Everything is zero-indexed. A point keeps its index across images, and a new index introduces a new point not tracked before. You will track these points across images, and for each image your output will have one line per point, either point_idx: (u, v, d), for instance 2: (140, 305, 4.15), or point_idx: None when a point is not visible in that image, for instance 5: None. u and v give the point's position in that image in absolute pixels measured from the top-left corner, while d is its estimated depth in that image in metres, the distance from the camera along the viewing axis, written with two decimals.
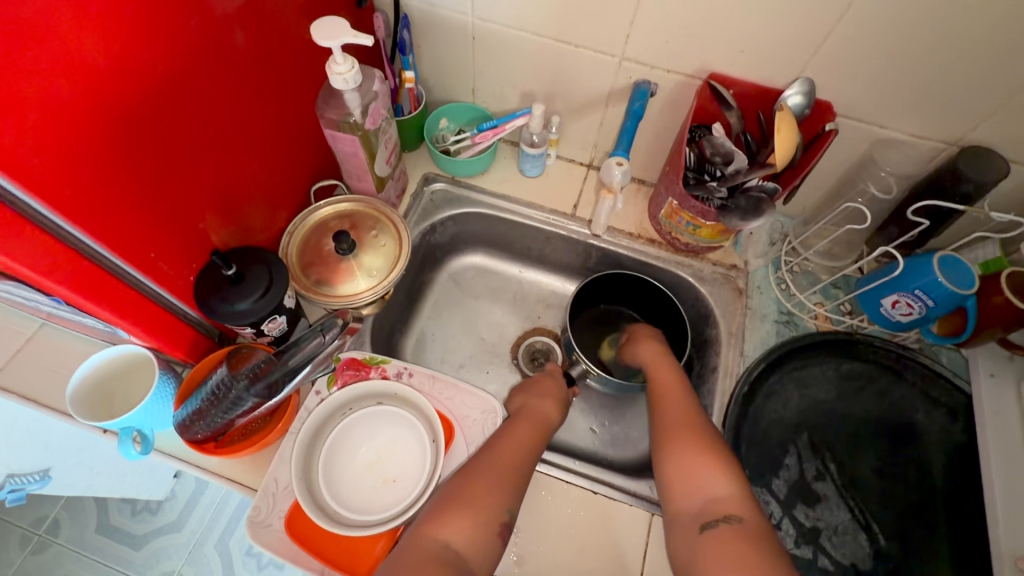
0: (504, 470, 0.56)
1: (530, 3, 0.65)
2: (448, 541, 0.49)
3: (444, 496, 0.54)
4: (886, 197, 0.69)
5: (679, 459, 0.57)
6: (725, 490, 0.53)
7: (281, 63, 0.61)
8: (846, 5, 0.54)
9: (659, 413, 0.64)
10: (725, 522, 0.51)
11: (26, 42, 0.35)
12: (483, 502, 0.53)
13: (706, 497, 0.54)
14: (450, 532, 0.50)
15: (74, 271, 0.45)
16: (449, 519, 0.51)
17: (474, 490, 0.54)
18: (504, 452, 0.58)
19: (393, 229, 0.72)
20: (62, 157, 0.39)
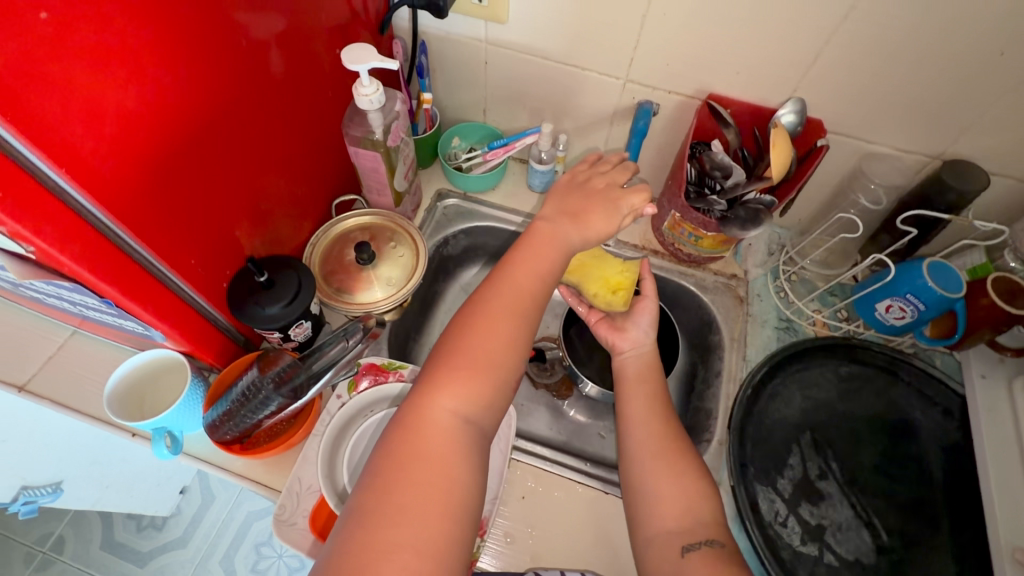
0: (513, 310, 0.57)
1: (541, 31, 0.70)
2: (454, 411, 0.51)
3: (445, 354, 0.54)
4: (877, 208, 0.73)
5: (664, 474, 0.58)
6: (707, 513, 0.55)
7: (312, 85, 0.66)
8: (833, 30, 0.59)
9: (630, 408, 0.64)
10: (709, 545, 0.52)
11: (103, 62, 0.39)
12: (481, 367, 0.53)
13: (690, 509, 0.55)
14: (459, 404, 0.52)
15: (126, 275, 0.48)
16: (454, 383, 0.52)
17: (476, 343, 0.54)
18: (504, 299, 0.57)
19: (410, 240, 0.75)
20: (124, 168, 0.43)
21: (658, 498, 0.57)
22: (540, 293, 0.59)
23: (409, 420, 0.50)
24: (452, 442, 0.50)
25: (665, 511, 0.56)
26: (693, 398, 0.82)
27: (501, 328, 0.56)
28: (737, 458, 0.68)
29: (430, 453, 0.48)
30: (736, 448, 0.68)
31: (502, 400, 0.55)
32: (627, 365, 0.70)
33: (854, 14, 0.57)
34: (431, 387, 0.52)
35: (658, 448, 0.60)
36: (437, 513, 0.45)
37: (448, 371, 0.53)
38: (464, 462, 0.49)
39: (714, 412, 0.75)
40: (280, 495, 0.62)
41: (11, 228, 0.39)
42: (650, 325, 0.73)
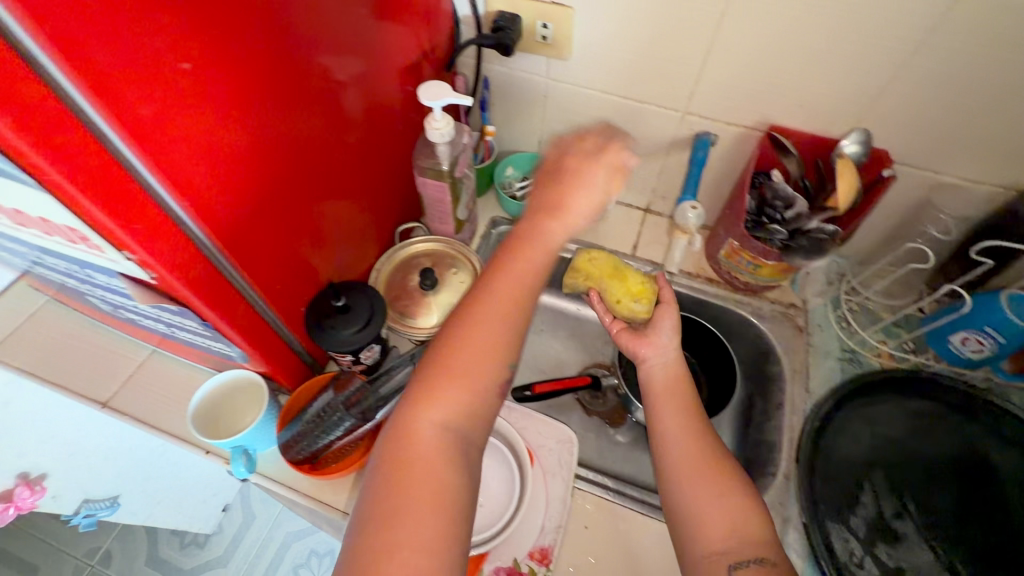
0: (507, 299, 0.53)
1: (602, 66, 0.73)
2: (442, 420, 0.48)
3: (429, 362, 0.51)
4: (946, 237, 0.70)
5: (705, 497, 0.52)
6: (760, 533, 0.50)
7: (383, 116, 0.69)
8: (901, 63, 0.59)
9: (662, 417, 0.59)
10: (758, 563, 0.48)
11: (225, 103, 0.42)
12: (468, 364, 0.50)
13: (738, 532, 0.50)
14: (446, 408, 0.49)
15: (224, 300, 0.50)
16: (441, 390, 0.49)
17: (463, 344, 0.51)
18: (497, 283, 0.54)
19: (470, 267, 0.77)
20: (231, 197, 0.45)
21: (699, 525, 0.52)
22: (542, 269, 0.56)
23: (397, 433, 0.48)
24: (436, 453, 0.47)
25: (707, 529, 0.51)
26: (752, 429, 0.80)
27: (483, 318, 0.52)
28: (808, 494, 0.66)
29: (420, 468, 0.46)
30: (805, 484, 0.66)
31: (487, 408, 0.52)
32: (653, 374, 0.64)
33: (924, 47, 0.57)
34: (412, 400, 0.49)
35: (688, 466, 0.55)
36: (431, 534, 0.43)
37: (429, 375, 0.50)
38: (451, 469, 0.47)
39: (777, 444, 0.72)
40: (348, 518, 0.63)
41: (138, 256, 0.41)
42: (672, 330, 0.67)
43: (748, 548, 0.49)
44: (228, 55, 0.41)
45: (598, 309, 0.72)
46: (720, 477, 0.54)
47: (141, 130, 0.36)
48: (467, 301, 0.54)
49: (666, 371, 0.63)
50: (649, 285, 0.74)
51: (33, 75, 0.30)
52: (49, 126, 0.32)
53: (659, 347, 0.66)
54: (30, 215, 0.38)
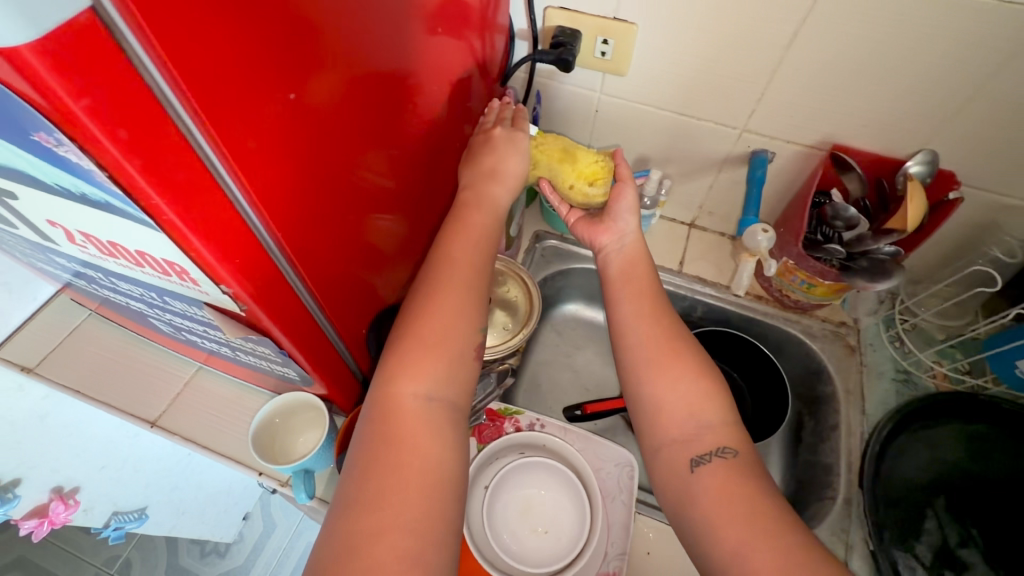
0: (458, 278, 0.56)
1: (660, 82, 0.71)
2: (422, 394, 0.50)
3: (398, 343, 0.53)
4: (1010, 261, 0.70)
5: (664, 380, 0.55)
6: (718, 420, 0.53)
7: (444, 128, 0.66)
8: (979, 86, 0.58)
9: (624, 310, 0.61)
10: (721, 455, 0.51)
11: (325, 134, 0.40)
12: (440, 340, 0.52)
13: (694, 417, 0.53)
14: (425, 384, 0.50)
15: (299, 328, 0.49)
16: (414, 367, 0.51)
17: (430, 321, 0.53)
18: (454, 259, 0.58)
19: (522, 285, 0.76)
20: (319, 225, 0.43)
21: (660, 411, 0.54)
22: (477, 243, 0.60)
23: (382, 398, 0.50)
24: (419, 412, 0.49)
25: (669, 414, 0.54)
26: (803, 450, 0.80)
27: (445, 297, 0.55)
28: (873, 522, 0.65)
29: (403, 427, 0.48)
30: (869, 511, 0.65)
31: (467, 370, 0.54)
32: (611, 262, 0.66)
33: (1006, 71, 0.56)
34: (395, 367, 0.51)
35: (652, 357, 0.57)
36: (417, 492, 0.45)
37: (410, 341, 0.52)
38: (437, 438, 0.49)
39: (835, 468, 0.71)
40: None
41: (233, 289, 0.39)
42: (629, 210, 0.66)
43: (708, 441, 0.52)
44: (332, 85, 0.38)
45: (554, 200, 0.70)
46: (691, 366, 0.56)
47: (256, 171, 0.34)
48: (444, 268, 0.57)
49: (627, 260, 0.64)
50: (604, 163, 0.67)
51: (168, 121, 0.28)
52: (171, 172, 0.30)
53: (619, 232, 0.66)
54: (127, 247, 0.37)
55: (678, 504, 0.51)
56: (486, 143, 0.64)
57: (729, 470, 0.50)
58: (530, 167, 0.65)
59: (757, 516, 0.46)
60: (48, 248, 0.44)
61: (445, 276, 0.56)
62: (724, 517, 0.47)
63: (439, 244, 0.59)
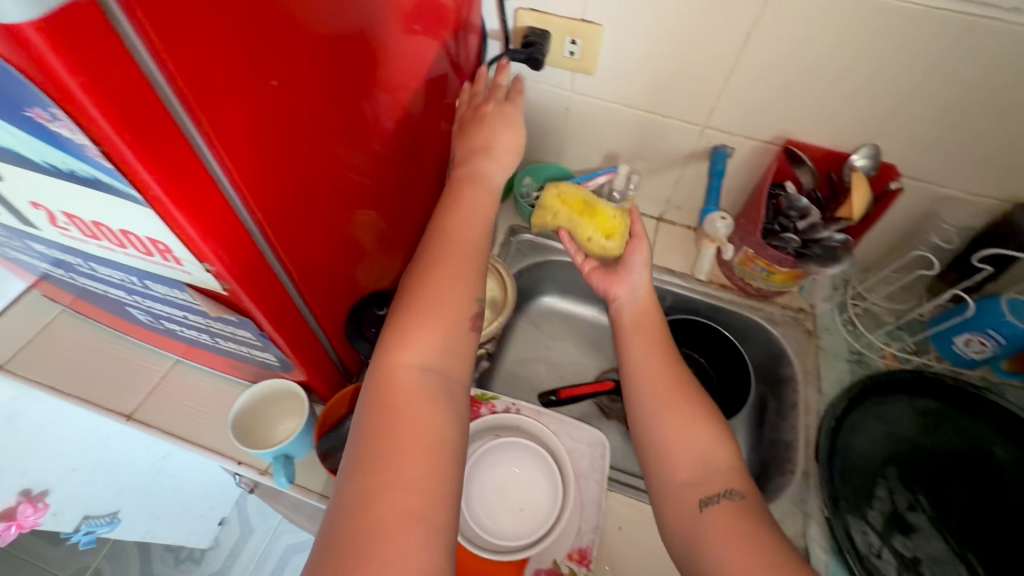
0: (453, 261, 0.58)
1: (626, 81, 0.75)
2: (420, 364, 0.52)
3: (394, 316, 0.54)
4: (948, 247, 0.75)
5: (674, 427, 0.58)
6: (725, 464, 0.55)
7: (421, 125, 0.69)
8: (915, 84, 0.64)
9: (635, 358, 0.64)
10: (728, 497, 0.53)
11: (304, 121, 0.41)
12: (437, 313, 0.54)
13: (705, 462, 0.56)
14: (421, 352, 0.52)
15: (280, 311, 0.50)
16: (411, 338, 0.53)
17: (425, 297, 0.55)
18: (451, 242, 0.59)
19: (498, 276, 0.79)
20: (297, 212, 0.45)
21: (669, 450, 0.57)
22: (482, 236, 0.62)
23: (382, 377, 0.51)
24: (418, 388, 0.50)
25: (683, 464, 0.56)
26: (767, 429, 0.84)
27: (440, 276, 0.56)
28: (829, 490, 0.69)
29: (402, 403, 0.49)
30: (826, 480, 0.70)
31: (464, 348, 0.55)
32: (623, 311, 0.69)
33: (937, 71, 0.61)
34: (391, 339, 0.53)
35: (660, 400, 0.60)
36: (416, 453, 0.47)
37: (408, 321, 0.54)
38: (436, 404, 0.50)
39: (794, 443, 0.76)
40: None
41: (216, 269, 0.41)
42: (642, 266, 0.70)
43: (715, 482, 0.54)
44: (311, 75, 0.40)
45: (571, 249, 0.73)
46: (696, 412, 0.59)
47: (236, 150, 0.36)
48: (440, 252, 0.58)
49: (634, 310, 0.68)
50: (621, 220, 0.74)
51: (155, 100, 0.30)
52: (161, 151, 0.32)
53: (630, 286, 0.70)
54: (110, 227, 0.38)
55: (685, 537, 0.53)
56: (478, 153, 0.65)
57: (737, 509, 0.52)
58: (524, 139, 0.69)
59: (766, 554, 0.48)
60: (30, 233, 0.45)
61: (440, 257, 0.58)
62: (726, 544, 0.49)
63: (435, 230, 0.61)
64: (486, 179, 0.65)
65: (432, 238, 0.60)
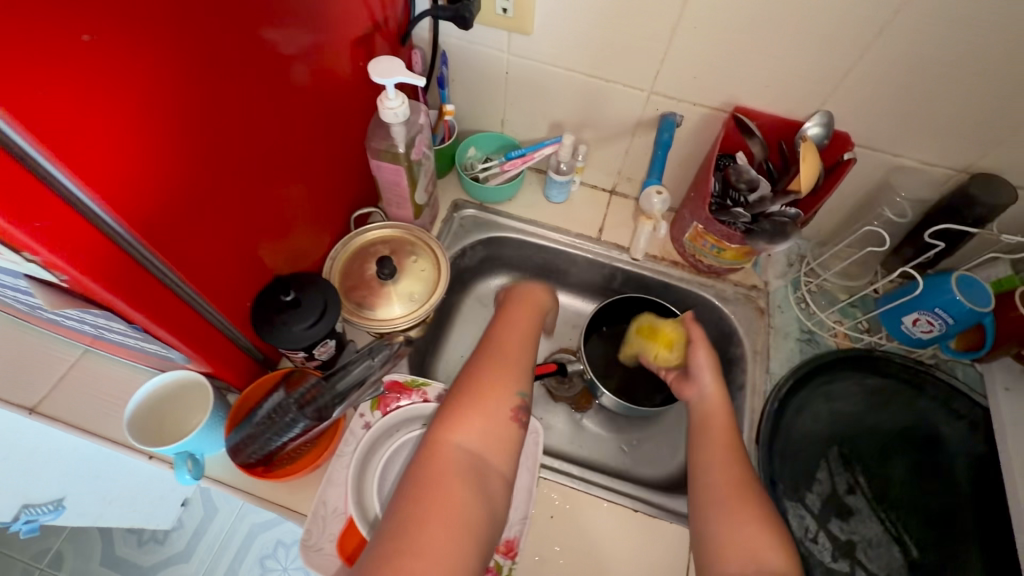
0: (505, 363, 0.64)
1: (566, 42, 0.69)
2: (465, 444, 0.56)
3: (450, 404, 0.60)
4: (902, 220, 0.72)
5: (736, 519, 0.56)
6: (774, 559, 0.53)
7: (333, 93, 0.63)
8: (867, 44, 0.58)
9: (699, 455, 0.63)
10: None
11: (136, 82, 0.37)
12: (488, 401, 0.60)
13: (756, 558, 0.54)
14: (466, 436, 0.57)
15: (155, 300, 0.46)
16: (463, 424, 0.58)
17: (479, 393, 0.60)
18: (500, 344, 0.67)
19: (431, 254, 0.74)
20: (153, 189, 0.41)
21: (727, 537, 0.56)
22: (528, 338, 0.69)
23: (427, 451, 0.56)
24: (459, 469, 0.54)
25: (730, 552, 0.55)
26: None
27: (495, 372, 0.63)
28: (767, 473, 0.67)
29: (442, 477, 0.53)
30: (765, 463, 0.68)
31: (510, 439, 0.59)
32: (694, 411, 0.68)
33: (890, 29, 0.56)
34: (444, 422, 0.58)
35: (724, 496, 0.58)
36: (449, 531, 0.49)
37: (459, 406, 0.59)
38: (476, 490, 0.53)
39: (738, 426, 0.74)
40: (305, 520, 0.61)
41: (43, 258, 0.37)
42: (708, 365, 0.71)
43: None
44: (138, 27, 0.36)
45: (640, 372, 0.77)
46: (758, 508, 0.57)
47: (37, 114, 0.31)
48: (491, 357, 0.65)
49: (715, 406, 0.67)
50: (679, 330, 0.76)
51: None
52: None
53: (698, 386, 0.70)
54: None
55: None
56: (508, 301, 0.74)
57: None
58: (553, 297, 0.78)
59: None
60: None
61: (492, 359, 0.64)
62: None
63: (488, 342, 0.68)
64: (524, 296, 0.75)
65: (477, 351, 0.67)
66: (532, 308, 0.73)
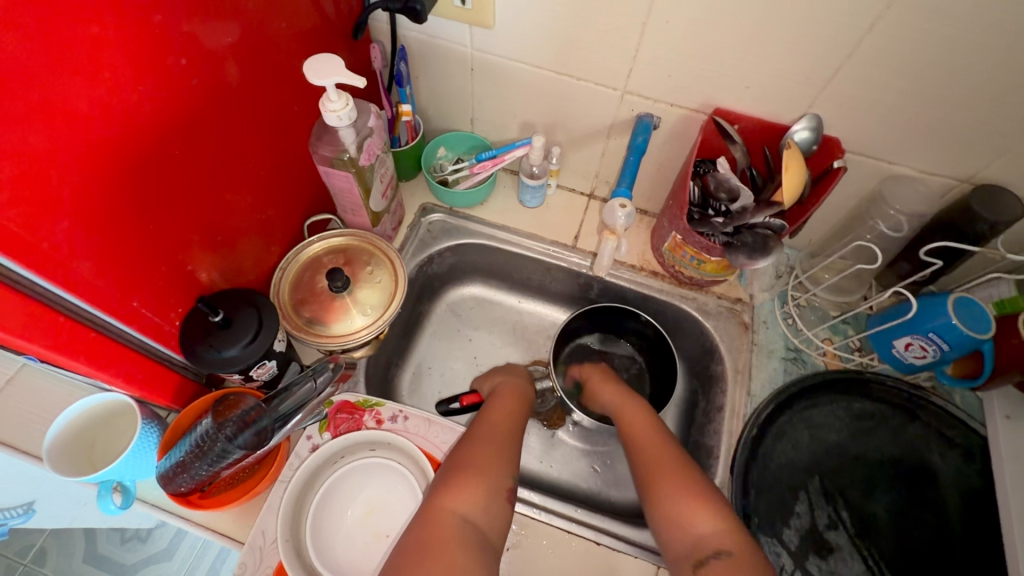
0: (498, 435, 0.62)
1: (530, 37, 0.63)
2: (463, 513, 0.52)
3: (448, 469, 0.57)
4: (896, 234, 0.66)
5: (663, 491, 0.56)
6: (709, 523, 0.52)
7: (273, 94, 0.58)
8: (856, 43, 0.52)
9: (633, 445, 0.64)
10: (718, 558, 0.50)
11: None
12: (485, 466, 0.57)
13: (691, 532, 0.53)
14: (464, 504, 0.53)
15: (49, 327, 0.42)
16: (460, 490, 0.54)
17: (476, 458, 0.57)
18: (493, 418, 0.64)
19: (389, 264, 0.70)
20: (32, 213, 0.37)
21: (671, 514, 0.55)
22: (520, 413, 0.67)
23: (422, 519, 0.52)
24: (455, 537, 0.50)
25: (675, 534, 0.54)
26: (694, 430, 0.77)
27: (489, 442, 0.60)
28: (740, 507, 0.64)
29: (437, 550, 0.49)
30: (738, 495, 0.64)
31: (501, 507, 0.55)
32: (622, 410, 0.69)
33: (881, 25, 0.50)
34: (440, 487, 0.54)
35: (650, 472, 0.59)
36: None
37: (447, 473, 0.56)
38: (470, 559, 0.48)
39: (715, 451, 0.70)
40: (242, 549, 0.57)
41: None
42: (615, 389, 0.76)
43: (708, 541, 0.51)
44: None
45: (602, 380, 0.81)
46: (678, 473, 0.57)
47: None
48: (483, 427, 0.62)
49: (633, 415, 0.67)
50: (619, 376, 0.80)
51: None
52: None
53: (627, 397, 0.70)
54: None
55: None
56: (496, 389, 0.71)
57: (732, 571, 0.48)
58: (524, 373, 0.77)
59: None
60: None
61: (487, 427, 0.62)
62: None
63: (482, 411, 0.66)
64: (513, 380, 0.73)
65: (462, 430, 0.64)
66: (514, 398, 0.69)
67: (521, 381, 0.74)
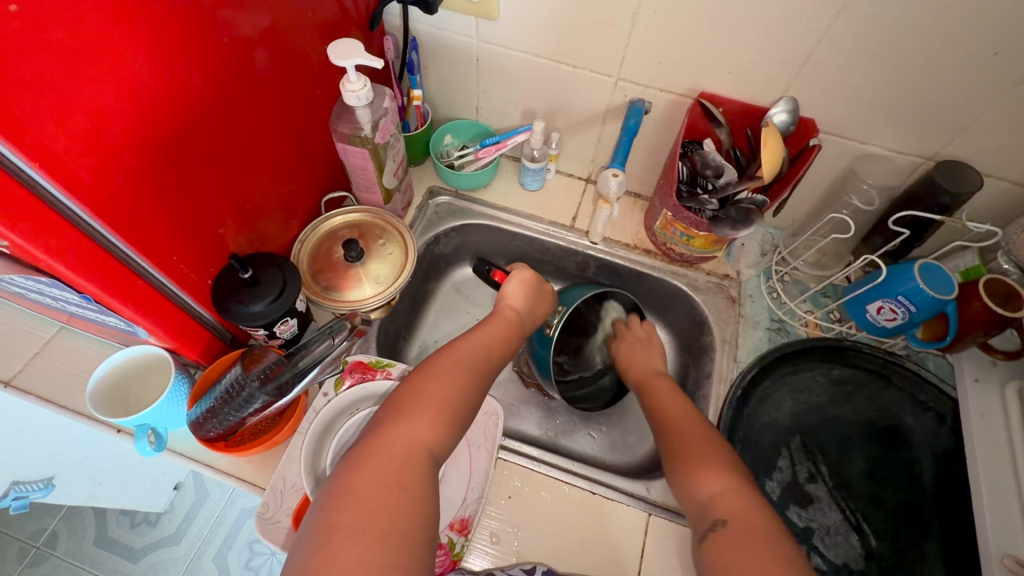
0: (472, 360, 0.63)
1: (531, 27, 0.69)
2: (417, 431, 0.53)
3: (409, 389, 0.58)
4: (869, 208, 0.72)
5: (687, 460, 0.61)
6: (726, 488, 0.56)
7: (299, 77, 0.64)
8: (824, 30, 0.58)
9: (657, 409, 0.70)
10: (721, 526, 0.54)
11: (70, 56, 0.37)
12: (443, 386, 0.58)
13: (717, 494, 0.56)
14: (420, 423, 0.54)
15: (107, 270, 0.47)
16: (416, 410, 0.55)
17: (437, 382, 0.58)
18: (474, 343, 0.66)
19: (399, 239, 0.75)
20: (101, 163, 0.42)
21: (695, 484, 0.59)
22: (509, 339, 0.70)
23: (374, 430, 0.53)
24: (417, 468, 0.50)
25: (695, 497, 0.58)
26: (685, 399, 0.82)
27: (449, 368, 0.61)
28: None
29: (393, 460, 0.50)
30: None
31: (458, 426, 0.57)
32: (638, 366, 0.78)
33: (846, 12, 0.56)
34: (395, 405, 0.56)
35: (679, 453, 0.62)
36: (395, 506, 0.47)
37: (420, 401, 0.56)
38: (425, 472, 0.51)
39: (703, 413, 0.74)
40: (264, 493, 0.62)
41: None
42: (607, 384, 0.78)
43: (716, 511, 0.55)
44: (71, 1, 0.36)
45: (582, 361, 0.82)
46: (709, 448, 0.61)
47: None
48: (450, 354, 0.63)
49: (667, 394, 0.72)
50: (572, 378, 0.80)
51: None
52: None
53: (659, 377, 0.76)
54: None
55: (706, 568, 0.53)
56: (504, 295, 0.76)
57: (731, 536, 0.52)
58: (539, 295, 0.79)
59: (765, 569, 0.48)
60: None
61: (455, 353, 0.63)
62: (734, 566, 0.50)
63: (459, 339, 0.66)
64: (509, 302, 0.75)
65: (443, 350, 0.64)
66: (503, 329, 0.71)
67: (522, 308, 0.76)
